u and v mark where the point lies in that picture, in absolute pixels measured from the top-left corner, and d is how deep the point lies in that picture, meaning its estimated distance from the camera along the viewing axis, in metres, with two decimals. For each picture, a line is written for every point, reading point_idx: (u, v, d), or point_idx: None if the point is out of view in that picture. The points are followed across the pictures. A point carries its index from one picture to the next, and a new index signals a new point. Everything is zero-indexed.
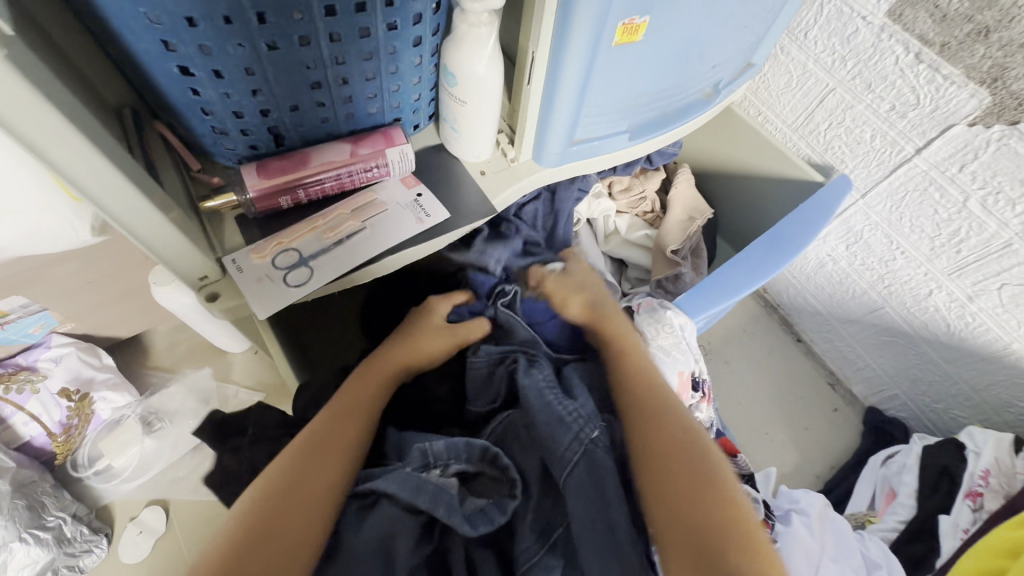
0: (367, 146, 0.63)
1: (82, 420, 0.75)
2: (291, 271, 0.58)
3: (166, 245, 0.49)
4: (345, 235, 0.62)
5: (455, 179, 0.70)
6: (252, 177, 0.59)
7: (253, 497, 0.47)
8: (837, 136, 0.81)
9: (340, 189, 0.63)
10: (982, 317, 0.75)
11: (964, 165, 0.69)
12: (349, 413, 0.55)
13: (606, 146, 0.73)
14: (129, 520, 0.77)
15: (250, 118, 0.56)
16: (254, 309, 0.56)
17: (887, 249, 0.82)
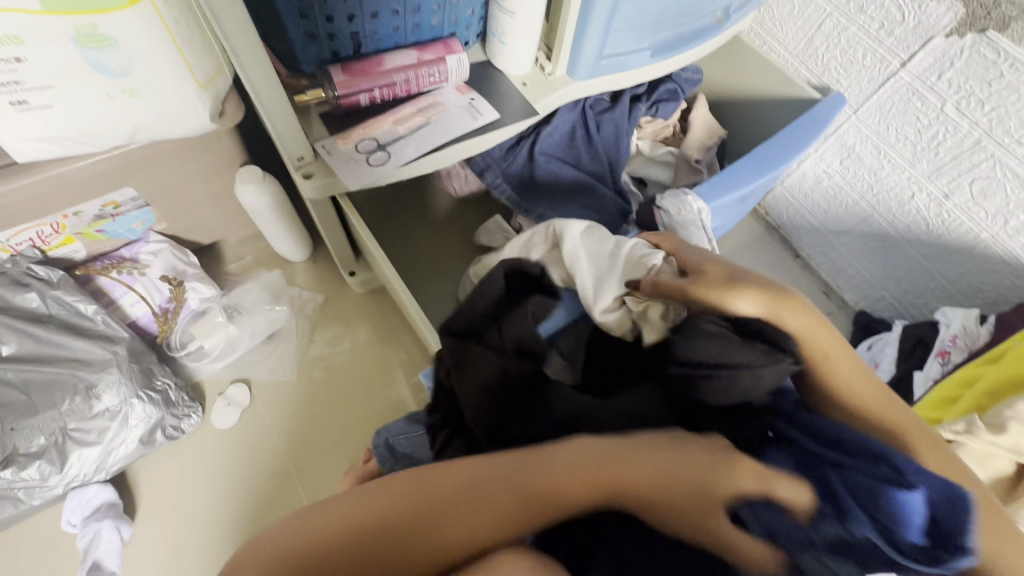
0: (430, 53, 0.73)
1: (177, 306, 0.87)
2: (372, 154, 0.69)
3: (277, 117, 0.63)
4: (413, 128, 0.73)
5: (501, 89, 0.80)
6: (337, 76, 0.69)
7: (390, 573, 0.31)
8: (834, 58, 0.91)
9: (407, 91, 0.74)
10: (957, 212, 0.86)
11: (942, 74, 0.79)
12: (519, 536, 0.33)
13: (631, 63, 0.83)
14: (219, 395, 0.90)
15: (338, 22, 0.66)
16: (344, 182, 0.67)
17: (876, 159, 0.93)
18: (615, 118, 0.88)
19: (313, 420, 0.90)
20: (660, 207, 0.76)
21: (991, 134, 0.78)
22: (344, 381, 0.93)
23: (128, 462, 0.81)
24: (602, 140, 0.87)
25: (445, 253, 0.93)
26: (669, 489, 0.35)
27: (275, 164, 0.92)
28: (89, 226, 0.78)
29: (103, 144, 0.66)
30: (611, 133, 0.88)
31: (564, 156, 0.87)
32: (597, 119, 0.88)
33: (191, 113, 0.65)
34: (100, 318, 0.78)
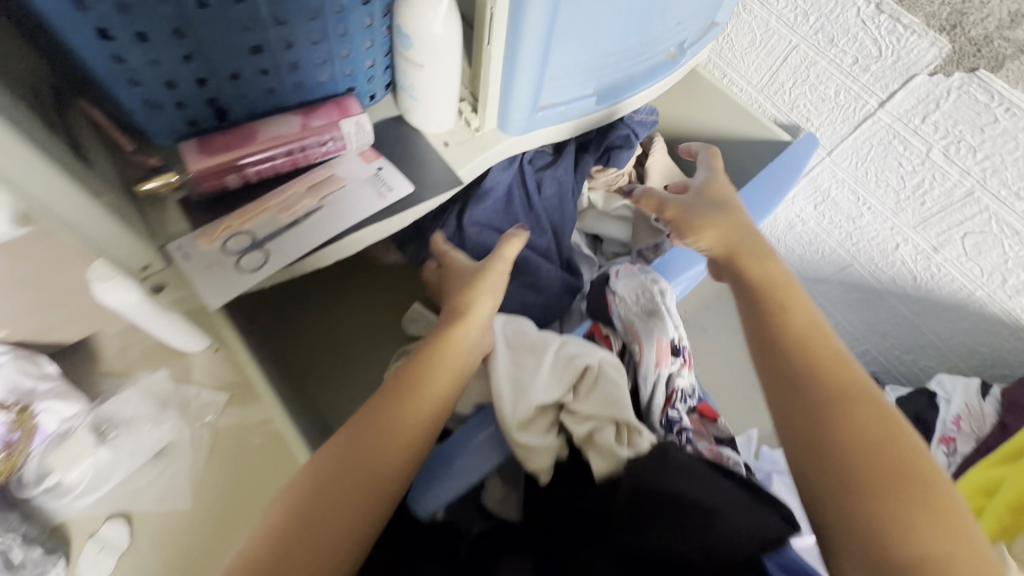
0: (320, 117, 0.58)
1: (25, 435, 0.70)
2: (244, 255, 0.54)
3: (88, 224, 0.44)
4: (301, 215, 0.57)
5: (418, 152, 0.66)
6: (192, 154, 0.53)
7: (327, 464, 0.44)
8: (802, 95, 0.81)
9: (293, 166, 0.59)
10: (948, 267, 0.76)
11: (926, 116, 0.69)
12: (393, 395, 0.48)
13: (573, 112, 0.70)
14: (91, 536, 0.73)
15: (184, 88, 0.51)
16: (205, 297, 0.52)
17: (853, 206, 0.83)
18: (560, 176, 0.76)
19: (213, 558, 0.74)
20: (615, 291, 0.64)
21: (985, 185, 0.68)
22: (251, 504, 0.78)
23: None
24: (547, 203, 0.75)
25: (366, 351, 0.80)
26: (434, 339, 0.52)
27: None
28: None
29: None
30: (556, 194, 0.76)
31: (502, 224, 0.74)
32: (540, 176, 0.76)
33: None
34: None
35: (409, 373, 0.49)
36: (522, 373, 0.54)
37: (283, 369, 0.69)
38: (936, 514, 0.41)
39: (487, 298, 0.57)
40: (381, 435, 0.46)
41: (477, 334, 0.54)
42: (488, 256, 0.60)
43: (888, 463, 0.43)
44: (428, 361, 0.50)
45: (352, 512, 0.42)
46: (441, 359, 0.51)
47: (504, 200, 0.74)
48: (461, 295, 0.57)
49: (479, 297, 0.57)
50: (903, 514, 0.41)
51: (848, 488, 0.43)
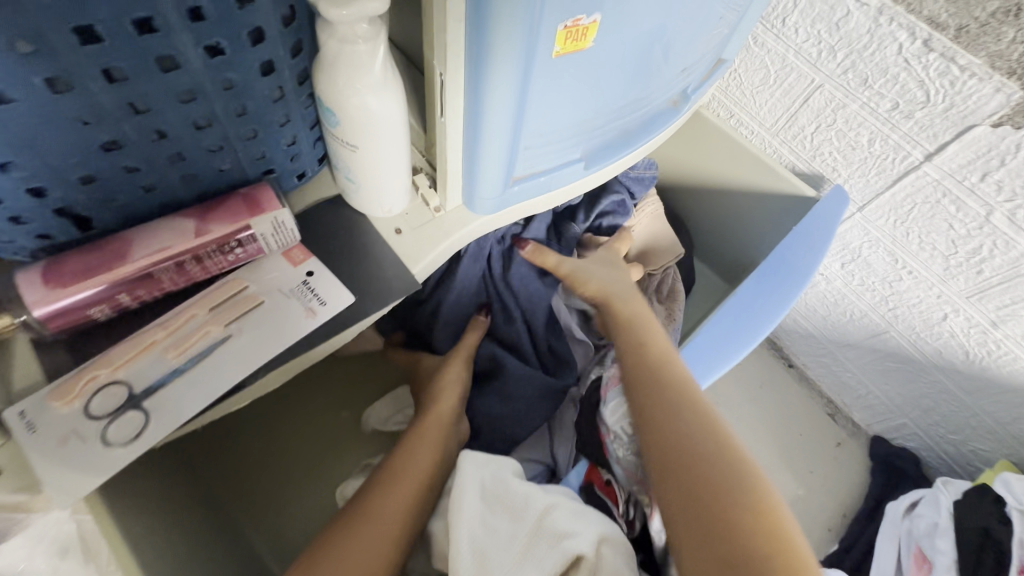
0: (223, 218, 0.44)
1: None
2: (115, 420, 0.40)
3: None
4: (199, 352, 0.43)
5: (362, 243, 0.52)
6: (37, 284, 0.39)
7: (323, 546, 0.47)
8: (827, 141, 0.68)
9: (189, 281, 0.44)
10: (1009, 344, 0.64)
11: (986, 174, 0.57)
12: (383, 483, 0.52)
13: (556, 181, 0.57)
14: None
15: (14, 201, 0.36)
16: (56, 488, 0.38)
17: (890, 269, 0.70)
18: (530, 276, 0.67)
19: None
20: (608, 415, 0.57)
21: None
22: None
23: None
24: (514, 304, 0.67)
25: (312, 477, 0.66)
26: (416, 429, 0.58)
27: None
28: None
29: None
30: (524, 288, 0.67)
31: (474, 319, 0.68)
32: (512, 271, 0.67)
33: None
34: None
35: (381, 477, 0.53)
36: (491, 542, 0.48)
37: (207, 519, 0.56)
38: (759, 531, 0.40)
39: (454, 380, 0.63)
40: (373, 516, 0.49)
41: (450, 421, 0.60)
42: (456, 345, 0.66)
43: (719, 483, 0.42)
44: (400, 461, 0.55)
45: None
46: (414, 452, 0.56)
47: (473, 297, 0.67)
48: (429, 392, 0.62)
49: (444, 392, 0.62)
50: (739, 531, 0.39)
51: (695, 508, 0.41)
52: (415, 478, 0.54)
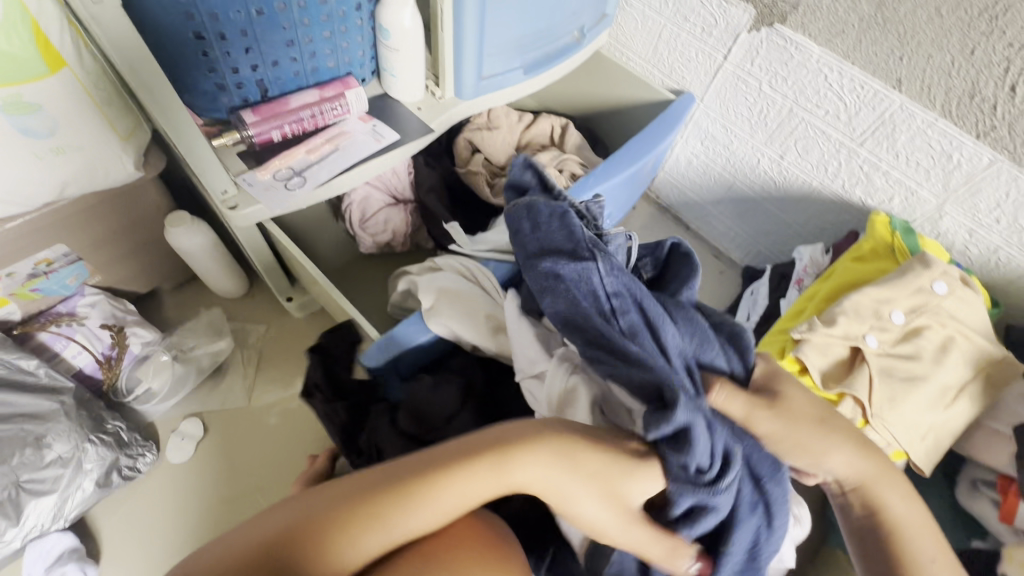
0: (330, 90, 0.85)
1: (120, 352, 0.90)
2: (290, 180, 0.79)
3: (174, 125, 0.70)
4: (324, 154, 0.83)
5: (399, 114, 0.92)
6: (249, 118, 0.80)
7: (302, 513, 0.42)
8: (676, 60, 1.11)
9: (316, 125, 0.85)
10: (792, 168, 1.05)
11: (753, 61, 0.99)
12: (373, 521, 0.42)
13: (508, 81, 0.98)
14: (172, 431, 0.93)
15: (244, 72, 0.77)
16: (268, 207, 0.77)
17: (726, 136, 1.12)
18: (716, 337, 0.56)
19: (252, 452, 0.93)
20: None
21: (798, 103, 0.97)
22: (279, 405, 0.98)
23: (85, 507, 0.83)
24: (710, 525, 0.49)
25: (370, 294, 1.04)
26: (470, 460, 0.45)
27: (203, 207, 1.00)
28: (23, 286, 0.82)
29: (32, 203, 0.72)
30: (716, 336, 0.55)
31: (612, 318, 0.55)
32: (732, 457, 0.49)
33: (117, 164, 0.73)
34: (43, 371, 0.81)
35: (434, 501, 0.43)
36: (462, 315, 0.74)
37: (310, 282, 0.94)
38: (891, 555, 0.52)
39: (590, 494, 0.45)
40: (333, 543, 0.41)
41: (499, 493, 0.45)
42: (606, 442, 0.48)
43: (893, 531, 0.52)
44: (447, 503, 0.44)
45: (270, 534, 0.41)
46: (465, 498, 0.44)
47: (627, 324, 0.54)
48: (558, 465, 0.45)
49: (520, 480, 0.45)
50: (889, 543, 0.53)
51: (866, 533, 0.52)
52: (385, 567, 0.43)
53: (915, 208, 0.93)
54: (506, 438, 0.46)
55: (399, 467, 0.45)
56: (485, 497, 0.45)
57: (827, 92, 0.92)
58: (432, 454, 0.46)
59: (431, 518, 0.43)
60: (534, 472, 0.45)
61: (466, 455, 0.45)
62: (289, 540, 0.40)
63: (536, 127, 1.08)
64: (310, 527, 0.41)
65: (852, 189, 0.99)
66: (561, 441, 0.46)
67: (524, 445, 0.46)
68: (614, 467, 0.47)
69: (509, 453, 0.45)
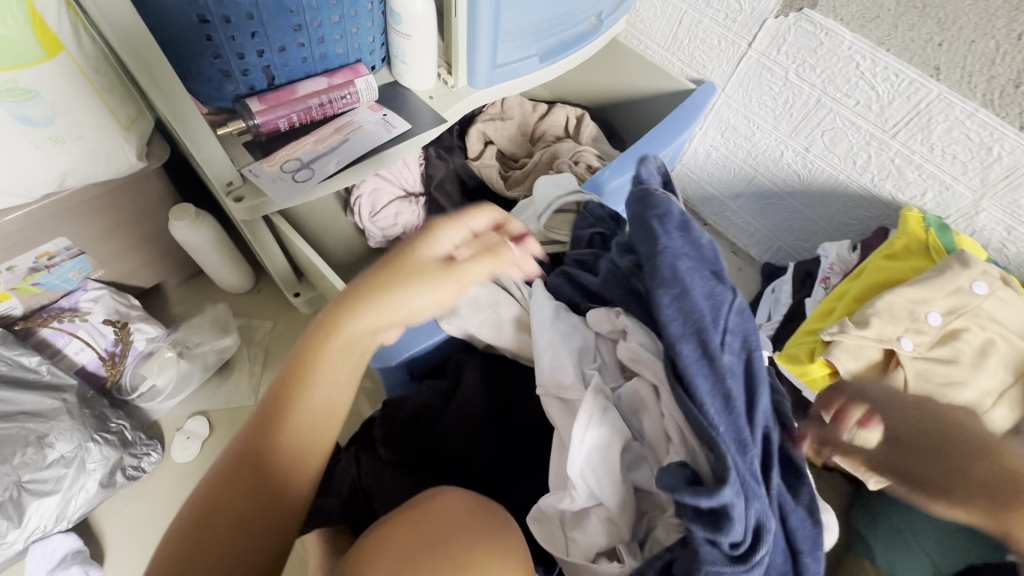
0: (339, 78, 0.81)
1: (124, 348, 0.88)
2: (297, 172, 0.76)
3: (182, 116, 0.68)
4: (333, 146, 0.80)
5: (411, 104, 0.89)
6: (255, 106, 0.76)
7: (207, 494, 0.46)
8: (697, 48, 1.06)
9: (324, 114, 0.81)
10: (818, 161, 1.01)
11: (779, 48, 0.95)
12: (262, 456, 0.48)
13: (523, 68, 0.94)
14: (177, 429, 0.91)
15: (249, 58, 0.73)
16: (274, 200, 0.73)
17: (748, 127, 1.08)
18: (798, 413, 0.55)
19: None
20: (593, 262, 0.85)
21: (826, 92, 0.93)
22: None
23: (89, 508, 0.81)
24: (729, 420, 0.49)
25: None
26: (306, 354, 0.51)
27: (209, 199, 0.97)
28: (24, 281, 0.80)
29: (32, 195, 0.69)
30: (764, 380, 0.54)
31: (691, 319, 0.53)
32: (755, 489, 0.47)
33: (119, 153, 0.70)
34: (45, 368, 0.78)
35: (304, 394, 0.50)
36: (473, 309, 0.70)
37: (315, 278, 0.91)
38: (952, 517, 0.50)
39: (417, 291, 0.52)
40: (252, 487, 0.47)
41: (359, 344, 0.52)
42: (399, 252, 0.53)
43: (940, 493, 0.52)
44: (317, 379, 0.50)
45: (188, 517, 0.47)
46: (333, 371, 0.51)
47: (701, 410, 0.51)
48: (356, 292, 0.52)
49: (356, 334, 0.51)
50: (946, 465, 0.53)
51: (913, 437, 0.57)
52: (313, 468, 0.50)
53: (949, 203, 0.89)
54: (322, 318, 0.52)
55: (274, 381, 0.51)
56: (352, 360, 0.52)
57: (858, 80, 0.88)
58: (286, 371, 0.51)
59: (313, 406, 0.50)
60: (364, 320, 0.51)
61: (303, 362, 0.51)
62: (234, 463, 0.48)
63: (551, 117, 1.05)
64: (240, 451, 0.48)
65: (882, 184, 0.94)
66: (361, 282, 0.52)
67: (342, 308, 0.52)
68: (414, 271, 0.53)
69: (327, 328, 0.51)
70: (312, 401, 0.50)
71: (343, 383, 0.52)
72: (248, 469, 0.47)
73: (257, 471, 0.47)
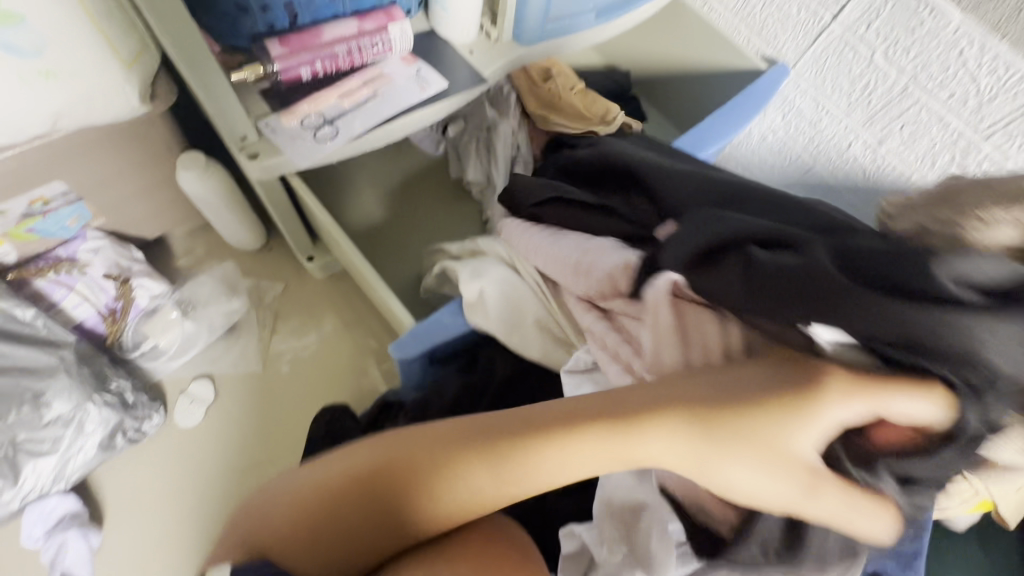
0: (371, 22, 0.71)
1: (124, 304, 0.83)
2: (319, 130, 0.67)
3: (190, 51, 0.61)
4: (361, 102, 0.71)
5: (448, 58, 0.79)
6: (276, 49, 0.67)
7: (341, 473, 0.39)
8: (771, 15, 0.94)
9: (351, 64, 0.72)
10: (889, 157, 0.91)
11: (870, 24, 0.83)
12: (376, 489, 0.38)
13: (577, 26, 0.83)
14: (181, 392, 0.87)
15: None
16: (293, 161, 0.66)
17: (814, 112, 0.97)
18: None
19: (265, 423, 0.87)
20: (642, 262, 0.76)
21: (916, 80, 0.82)
22: (296, 377, 0.91)
23: (89, 469, 0.78)
24: None
25: (401, 242, 0.99)
26: (511, 438, 0.39)
27: (220, 146, 0.89)
28: (17, 226, 0.73)
29: (22, 134, 0.61)
30: None
31: None
32: None
33: (119, 94, 0.62)
34: (41, 322, 0.73)
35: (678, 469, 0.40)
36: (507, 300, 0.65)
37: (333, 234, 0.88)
38: None
39: (746, 457, 0.37)
40: (348, 526, 0.38)
41: (630, 455, 0.38)
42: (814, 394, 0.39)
43: None
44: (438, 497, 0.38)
45: (301, 482, 0.40)
46: (495, 465, 0.38)
47: None
48: (689, 447, 0.38)
49: (592, 457, 0.38)
50: None
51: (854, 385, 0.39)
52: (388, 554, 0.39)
53: None
54: (702, 401, 0.39)
55: (441, 445, 0.39)
56: (590, 436, 0.38)
57: (958, 70, 0.77)
58: (483, 432, 0.40)
59: (477, 498, 0.38)
60: (669, 446, 0.38)
61: (526, 427, 0.39)
62: (370, 485, 0.38)
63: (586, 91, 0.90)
64: (373, 476, 0.39)
65: None
66: (676, 396, 0.40)
67: (637, 396, 0.40)
68: (772, 445, 0.37)
69: (636, 416, 0.39)
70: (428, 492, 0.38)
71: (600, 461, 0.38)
72: (381, 505, 0.38)
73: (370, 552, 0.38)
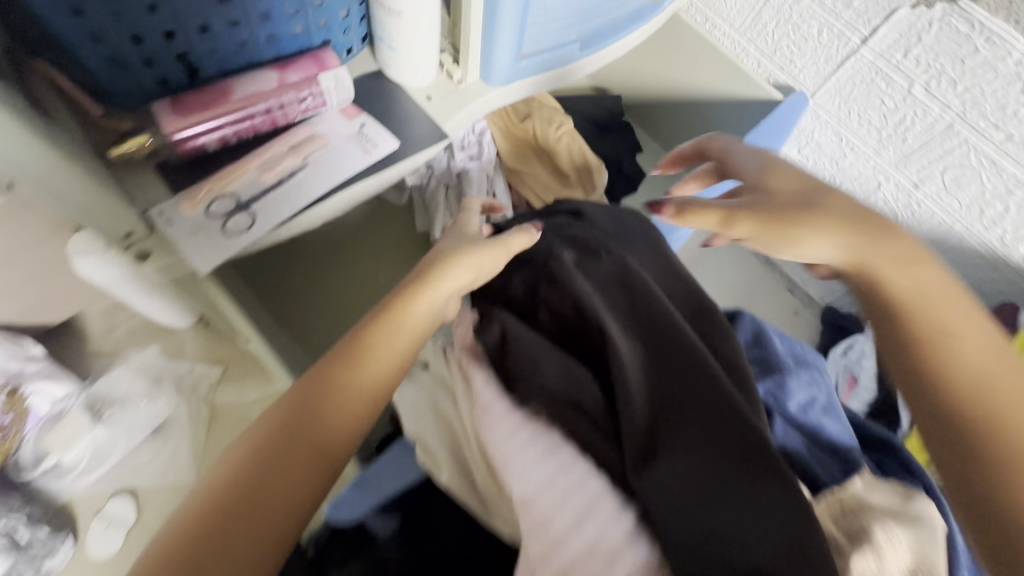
0: (296, 72, 0.56)
1: (16, 417, 0.68)
2: (230, 218, 0.53)
3: None
4: (285, 175, 0.56)
5: (400, 107, 0.64)
6: (167, 115, 0.51)
7: (233, 463, 0.40)
8: (785, 35, 0.80)
9: (273, 125, 0.57)
10: (928, 202, 0.78)
11: (908, 51, 0.69)
12: (270, 449, 0.40)
13: (558, 60, 0.68)
14: (95, 513, 0.73)
15: (153, 43, 0.48)
16: (195, 262, 0.51)
17: (836, 146, 0.84)
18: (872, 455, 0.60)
19: None
20: None
21: (964, 117, 0.68)
22: None
23: None
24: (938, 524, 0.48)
25: (357, 309, 0.83)
26: (327, 367, 0.45)
27: None
28: None
29: None
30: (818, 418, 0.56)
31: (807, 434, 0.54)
32: None
33: None
34: None
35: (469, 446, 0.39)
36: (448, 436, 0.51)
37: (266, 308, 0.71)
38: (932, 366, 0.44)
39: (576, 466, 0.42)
40: (267, 488, 0.39)
41: (392, 362, 0.47)
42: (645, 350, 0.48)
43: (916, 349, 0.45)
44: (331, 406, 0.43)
45: (201, 484, 0.40)
46: (375, 362, 0.46)
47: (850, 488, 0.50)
48: (340, 346, 0.47)
49: (383, 343, 0.47)
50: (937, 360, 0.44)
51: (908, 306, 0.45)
52: (307, 506, 0.40)
53: None
54: (393, 299, 0.50)
55: (293, 387, 0.45)
56: (373, 340, 0.47)
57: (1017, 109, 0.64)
58: (315, 374, 0.44)
59: (345, 417, 0.44)
60: (387, 343, 0.47)
61: (320, 369, 0.45)
62: (251, 455, 0.40)
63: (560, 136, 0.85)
64: (258, 444, 0.41)
65: None
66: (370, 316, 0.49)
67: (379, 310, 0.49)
68: (471, 254, 0.53)
69: (369, 324, 0.48)
70: (324, 403, 0.43)
71: (410, 347, 0.49)
72: (296, 437, 0.41)
73: (304, 474, 0.40)
